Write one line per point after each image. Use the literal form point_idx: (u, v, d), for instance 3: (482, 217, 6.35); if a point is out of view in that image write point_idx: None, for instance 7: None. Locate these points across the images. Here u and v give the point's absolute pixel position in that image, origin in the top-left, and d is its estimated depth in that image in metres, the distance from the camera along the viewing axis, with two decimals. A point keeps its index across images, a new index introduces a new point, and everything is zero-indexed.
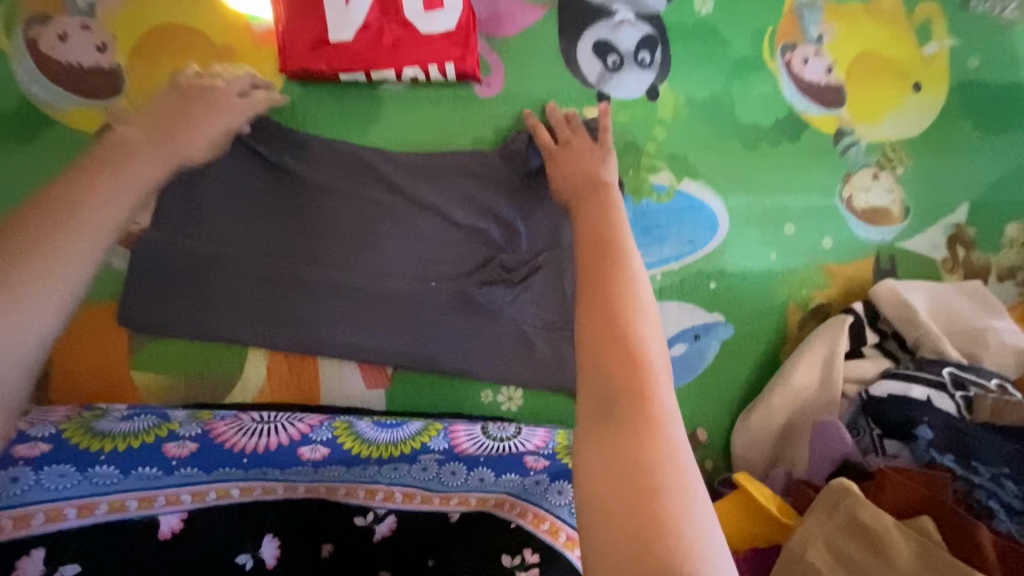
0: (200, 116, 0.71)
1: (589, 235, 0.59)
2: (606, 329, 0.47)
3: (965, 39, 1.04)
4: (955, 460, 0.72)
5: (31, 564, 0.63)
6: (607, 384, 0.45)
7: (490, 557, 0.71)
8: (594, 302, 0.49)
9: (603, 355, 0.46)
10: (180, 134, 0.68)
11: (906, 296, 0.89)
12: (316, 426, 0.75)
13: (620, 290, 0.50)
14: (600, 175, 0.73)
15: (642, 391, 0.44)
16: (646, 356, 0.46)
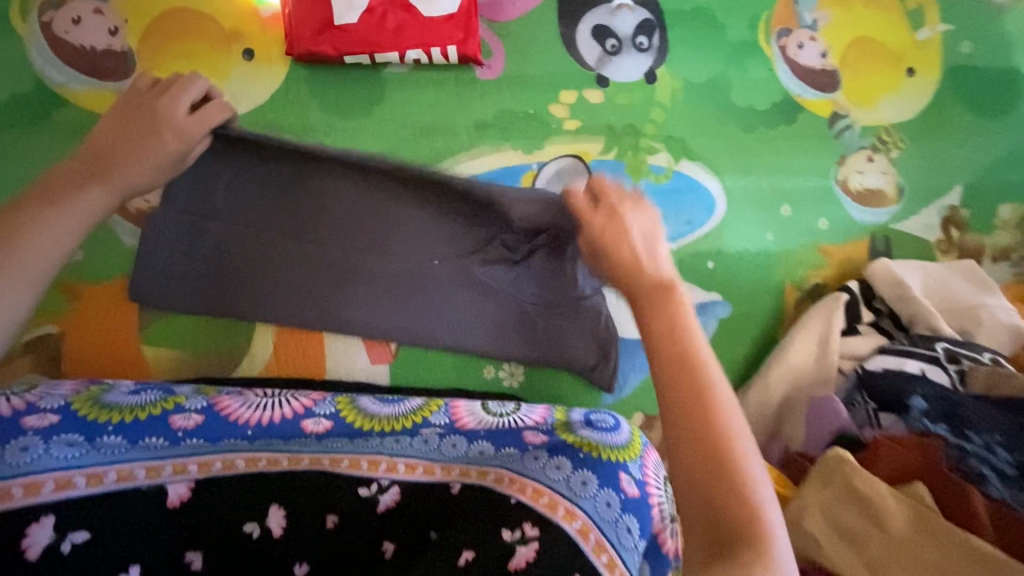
0: (133, 144, 0.64)
1: (650, 328, 0.53)
2: (709, 461, 0.45)
3: (957, 24, 1.06)
4: (948, 430, 0.71)
5: (41, 531, 0.62)
6: (717, 527, 0.43)
7: (489, 529, 0.68)
8: (692, 445, 0.46)
9: (708, 491, 0.44)
10: (118, 164, 0.64)
11: (901, 275, 0.91)
12: (319, 400, 0.78)
13: (719, 430, 0.46)
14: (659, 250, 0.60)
15: (753, 532, 0.43)
16: (753, 491, 0.44)
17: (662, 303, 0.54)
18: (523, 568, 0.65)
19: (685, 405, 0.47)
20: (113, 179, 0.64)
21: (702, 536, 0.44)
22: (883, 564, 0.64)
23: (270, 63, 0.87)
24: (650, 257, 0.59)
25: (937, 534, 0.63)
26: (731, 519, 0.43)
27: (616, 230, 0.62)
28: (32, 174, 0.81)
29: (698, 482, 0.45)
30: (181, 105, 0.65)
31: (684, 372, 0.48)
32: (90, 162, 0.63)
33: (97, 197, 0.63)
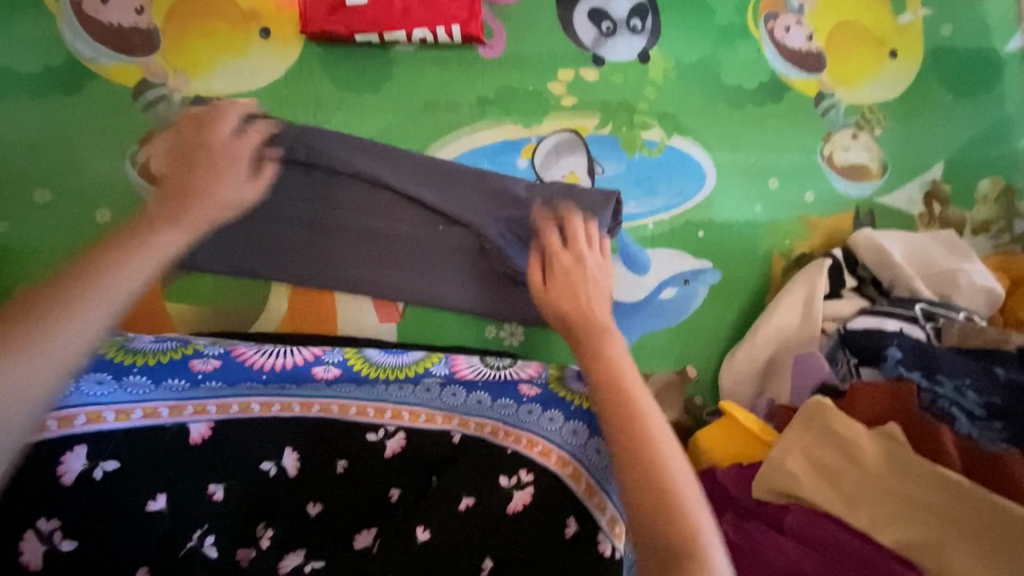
0: (201, 171, 0.69)
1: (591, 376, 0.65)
2: (643, 482, 0.53)
3: (937, 9, 1.11)
4: (922, 376, 0.78)
5: (74, 460, 0.68)
6: (659, 542, 0.50)
7: (489, 477, 0.74)
8: (626, 449, 0.56)
9: (646, 510, 0.52)
10: (187, 193, 0.66)
11: (882, 242, 0.95)
12: (328, 350, 0.82)
13: (648, 437, 0.57)
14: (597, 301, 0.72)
15: (691, 541, 0.49)
16: (683, 500, 0.52)
17: (600, 343, 0.67)
18: (520, 511, 0.72)
19: (618, 420, 0.58)
20: (194, 214, 0.64)
21: (644, 527, 0.51)
22: (857, 499, 0.69)
23: (285, 41, 0.93)
24: (592, 303, 0.72)
25: (908, 466, 0.68)
26: (664, 509, 0.51)
27: (579, 277, 0.75)
28: (63, 142, 0.87)
29: (635, 481, 0.54)
30: (225, 130, 0.73)
31: (616, 396, 0.61)
32: (166, 196, 0.65)
33: (172, 233, 0.61)
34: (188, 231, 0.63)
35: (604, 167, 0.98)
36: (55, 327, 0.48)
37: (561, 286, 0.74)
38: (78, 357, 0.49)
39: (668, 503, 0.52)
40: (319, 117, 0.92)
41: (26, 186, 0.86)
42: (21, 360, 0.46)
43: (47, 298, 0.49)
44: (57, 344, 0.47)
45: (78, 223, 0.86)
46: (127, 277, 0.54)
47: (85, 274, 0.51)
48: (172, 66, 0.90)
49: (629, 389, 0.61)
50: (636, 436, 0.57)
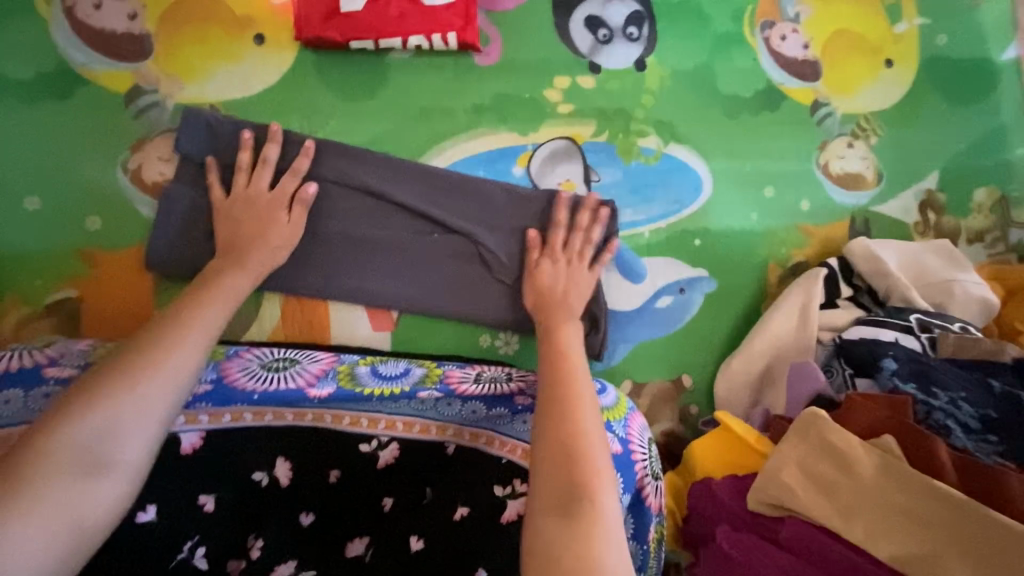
0: (253, 230, 0.80)
1: (544, 356, 0.74)
2: (557, 434, 0.62)
3: (933, 18, 1.11)
4: (916, 387, 0.78)
5: None
6: (557, 479, 0.58)
7: (481, 487, 0.74)
8: (548, 414, 0.64)
9: (554, 456, 0.60)
10: (249, 249, 0.79)
11: (877, 251, 0.95)
12: (321, 375, 0.80)
13: (571, 409, 0.64)
14: (567, 296, 0.83)
15: (586, 484, 0.57)
16: (589, 454, 0.60)
17: (555, 341, 0.76)
18: (514, 521, 0.71)
19: (549, 394, 0.67)
20: (251, 263, 0.78)
21: (545, 477, 0.59)
22: (854, 510, 0.68)
23: (280, 46, 0.92)
24: (564, 296, 0.83)
25: (905, 481, 0.67)
26: (568, 456, 0.60)
27: (563, 274, 0.85)
28: (53, 148, 0.86)
29: (549, 440, 0.61)
30: (264, 182, 0.82)
31: (554, 377, 0.69)
32: (228, 256, 0.79)
33: (239, 279, 0.77)
34: (255, 276, 0.78)
35: (601, 174, 0.98)
36: (158, 363, 0.65)
37: (545, 264, 0.85)
38: (179, 384, 0.66)
39: (573, 458, 0.59)
40: (314, 124, 0.92)
41: (16, 192, 0.85)
42: (136, 391, 0.62)
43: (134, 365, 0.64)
44: (165, 374, 0.65)
45: (69, 230, 0.85)
46: (214, 317, 0.72)
47: (170, 327, 0.68)
48: (166, 71, 0.89)
49: (568, 372, 0.70)
50: (561, 406, 0.65)
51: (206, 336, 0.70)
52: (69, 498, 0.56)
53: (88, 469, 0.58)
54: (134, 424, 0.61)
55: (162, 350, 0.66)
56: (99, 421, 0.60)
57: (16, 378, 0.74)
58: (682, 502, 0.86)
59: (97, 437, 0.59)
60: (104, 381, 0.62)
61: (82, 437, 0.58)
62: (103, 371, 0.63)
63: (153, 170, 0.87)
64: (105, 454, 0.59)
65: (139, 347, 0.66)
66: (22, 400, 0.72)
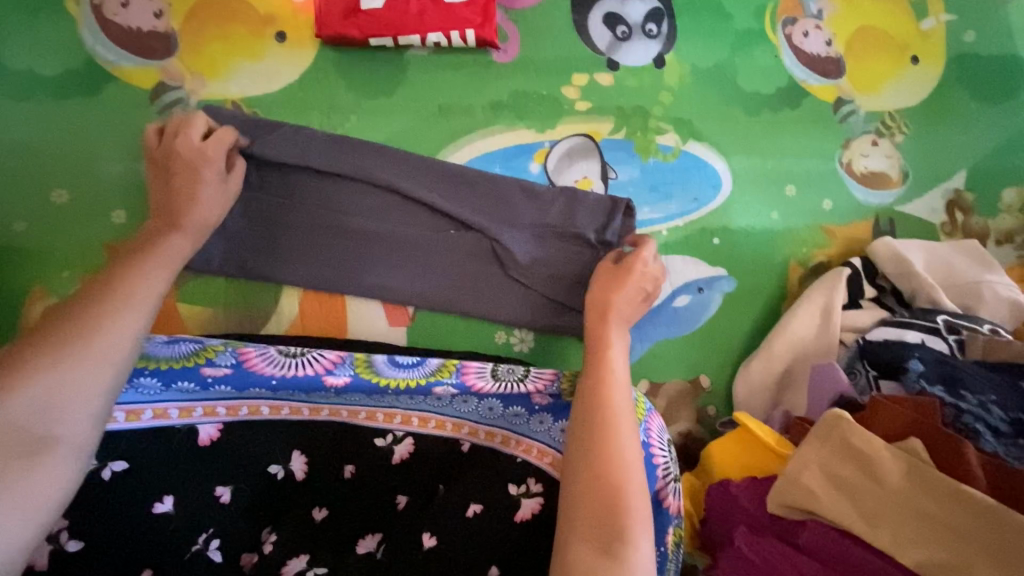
0: (187, 191, 0.74)
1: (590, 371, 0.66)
2: (601, 468, 0.56)
3: (961, 14, 1.09)
4: (945, 390, 0.76)
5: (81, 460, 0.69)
6: (601, 524, 0.52)
7: (495, 486, 0.72)
8: (586, 443, 0.58)
9: (597, 493, 0.54)
10: (185, 210, 0.73)
11: (902, 252, 0.93)
12: (338, 363, 0.76)
13: (610, 439, 0.58)
14: (616, 302, 0.74)
15: (629, 533, 0.52)
16: (632, 496, 0.54)
17: (598, 351, 0.69)
18: (528, 519, 0.70)
19: (594, 419, 0.60)
20: (188, 224, 0.73)
21: (580, 514, 0.53)
22: (879, 515, 0.66)
23: (300, 44, 0.93)
24: (619, 305, 0.74)
25: (932, 487, 0.65)
26: (610, 497, 0.54)
27: (627, 283, 0.76)
28: (79, 142, 0.88)
29: (588, 474, 0.55)
30: (194, 135, 0.76)
31: (594, 397, 0.62)
32: (163, 219, 0.73)
33: (180, 240, 0.72)
34: (194, 237, 0.73)
35: (618, 172, 0.97)
36: (99, 333, 0.56)
37: (616, 266, 0.79)
38: (124, 353, 0.57)
39: (616, 501, 0.54)
40: (332, 121, 0.92)
41: (43, 186, 0.87)
42: (71, 365, 0.54)
43: (64, 331, 0.55)
44: (104, 343, 0.56)
45: (95, 223, 0.87)
46: (155, 284, 0.63)
47: (109, 297, 0.59)
48: (190, 69, 0.90)
49: (608, 390, 0.63)
50: (601, 435, 0.58)
51: (147, 306, 0.61)
52: (8, 485, 0.48)
53: (30, 453, 0.50)
54: (75, 398, 0.53)
55: (100, 319, 0.57)
56: (35, 400, 0.51)
57: None
58: (699, 505, 0.84)
59: (37, 417, 0.51)
60: (30, 355, 0.53)
61: (15, 422, 0.50)
62: (26, 348, 0.53)
63: None
64: (42, 433, 0.51)
65: (69, 319, 0.56)
66: None
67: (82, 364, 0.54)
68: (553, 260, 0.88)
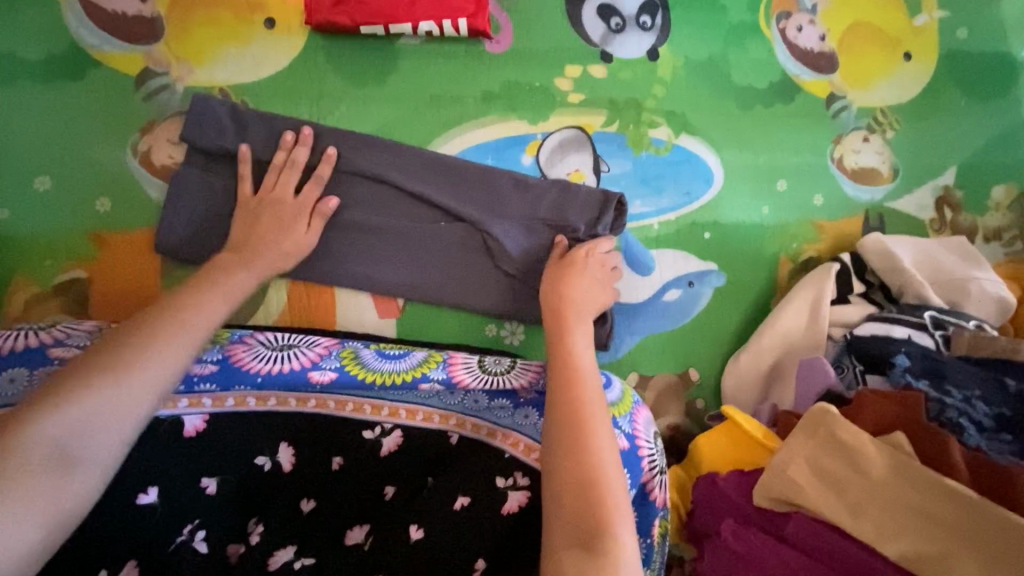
0: (271, 235, 0.80)
1: (556, 361, 0.66)
2: (576, 461, 0.55)
3: (954, 11, 1.09)
4: (929, 384, 0.77)
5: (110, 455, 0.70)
6: (579, 517, 0.52)
7: (484, 480, 0.72)
8: (559, 438, 0.58)
9: (574, 487, 0.54)
10: (261, 250, 0.79)
11: (890, 248, 0.94)
12: (326, 355, 0.81)
13: (586, 435, 0.58)
14: (576, 298, 0.76)
15: (609, 525, 0.52)
16: (607, 487, 0.54)
17: (561, 344, 0.68)
18: (515, 513, 0.70)
19: (563, 411, 0.60)
20: (256, 262, 0.78)
21: (561, 514, 0.53)
22: (863, 508, 0.67)
23: (290, 31, 0.92)
24: (577, 298, 0.76)
25: (915, 481, 0.66)
26: (586, 489, 0.54)
27: (573, 274, 0.79)
28: (63, 128, 0.87)
29: (564, 469, 0.55)
30: (290, 187, 0.83)
31: (565, 394, 0.61)
32: (237, 254, 0.77)
33: (242, 277, 0.75)
34: (258, 275, 0.77)
35: (610, 165, 0.97)
36: (147, 360, 0.60)
37: (569, 260, 0.81)
38: (164, 384, 0.60)
39: (592, 493, 0.53)
40: (322, 110, 0.91)
41: (25, 172, 0.85)
42: (118, 386, 0.57)
43: (119, 354, 0.59)
44: (149, 371, 0.59)
45: (79, 211, 0.86)
46: (211, 314, 0.68)
47: (163, 325, 0.63)
48: (176, 54, 0.89)
49: (578, 384, 0.62)
50: (576, 430, 0.58)
51: (195, 341, 0.65)
52: (36, 499, 0.51)
53: (60, 469, 0.53)
54: (114, 421, 0.56)
55: (149, 350, 0.60)
56: (75, 421, 0.54)
57: (20, 357, 0.71)
58: (686, 497, 0.84)
59: (76, 435, 0.54)
60: (84, 375, 0.57)
61: (53, 440, 0.53)
62: (83, 367, 0.58)
63: (162, 152, 0.87)
64: (75, 452, 0.54)
65: (123, 344, 0.60)
66: (27, 377, 0.70)
67: (126, 386, 0.58)
68: (541, 252, 0.88)
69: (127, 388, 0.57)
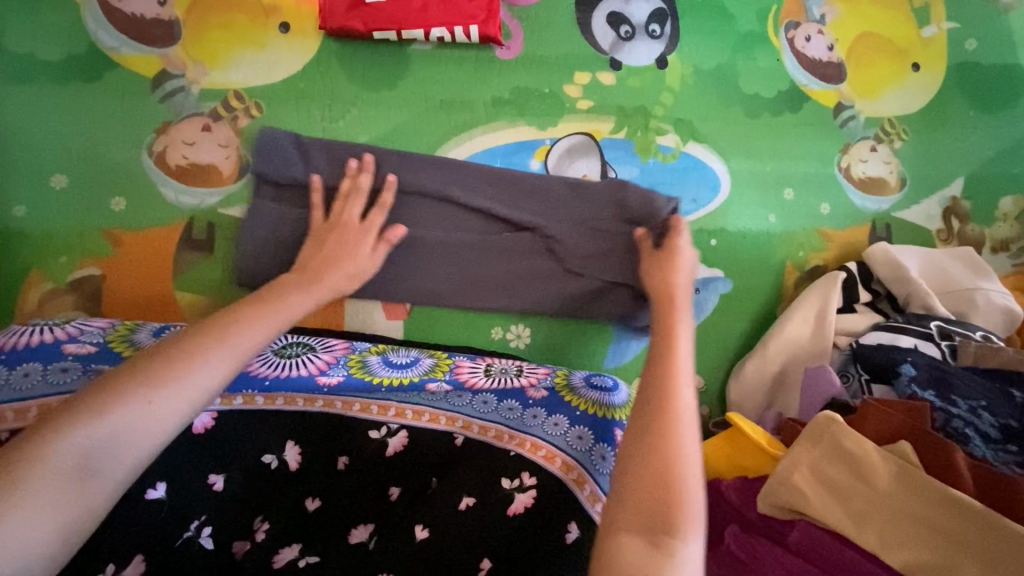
0: (335, 254, 0.79)
1: (656, 359, 0.63)
2: (660, 459, 0.54)
3: (963, 22, 1.09)
4: (936, 394, 0.77)
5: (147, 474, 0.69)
6: (650, 511, 0.52)
7: (489, 481, 0.73)
8: (650, 432, 0.56)
9: (652, 482, 0.53)
10: (325, 270, 0.77)
11: (897, 257, 0.94)
12: (333, 363, 0.82)
13: (676, 432, 0.56)
14: (675, 289, 0.74)
15: (677, 525, 0.51)
16: (685, 487, 0.53)
17: (667, 339, 0.65)
18: (520, 514, 0.71)
19: (659, 405, 0.58)
20: (320, 287, 0.74)
21: (635, 502, 0.53)
22: (867, 516, 0.67)
23: (304, 35, 0.93)
24: (678, 288, 0.74)
25: (918, 489, 0.66)
26: (665, 487, 0.53)
27: (669, 259, 0.78)
28: (80, 127, 0.88)
29: (650, 463, 0.54)
30: (356, 212, 0.82)
31: (660, 399, 0.59)
32: (303, 274, 0.75)
33: (302, 297, 0.71)
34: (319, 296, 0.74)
35: (618, 171, 0.98)
36: (196, 366, 0.56)
37: (666, 250, 0.79)
38: (200, 395, 0.55)
39: (667, 492, 0.53)
40: (334, 113, 0.92)
41: (42, 169, 0.87)
42: (164, 392, 0.53)
43: (176, 354, 0.56)
44: (195, 380, 0.55)
45: (95, 209, 0.87)
46: (268, 328, 0.64)
47: (222, 330, 0.59)
48: (192, 57, 0.90)
49: (672, 389, 0.59)
50: (661, 438, 0.56)
51: (247, 350, 0.60)
52: (50, 502, 0.47)
53: (81, 479, 0.49)
54: (148, 430, 0.52)
55: (195, 355, 0.56)
56: (105, 427, 0.50)
57: (36, 352, 0.72)
58: None
59: (106, 439, 0.50)
60: (140, 371, 0.54)
61: (79, 446, 0.49)
62: (149, 357, 0.56)
63: (177, 153, 0.89)
64: (108, 454, 0.50)
65: (183, 343, 0.57)
66: (41, 373, 0.70)
67: (171, 393, 0.53)
68: (580, 247, 0.89)
69: (171, 395, 0.53)
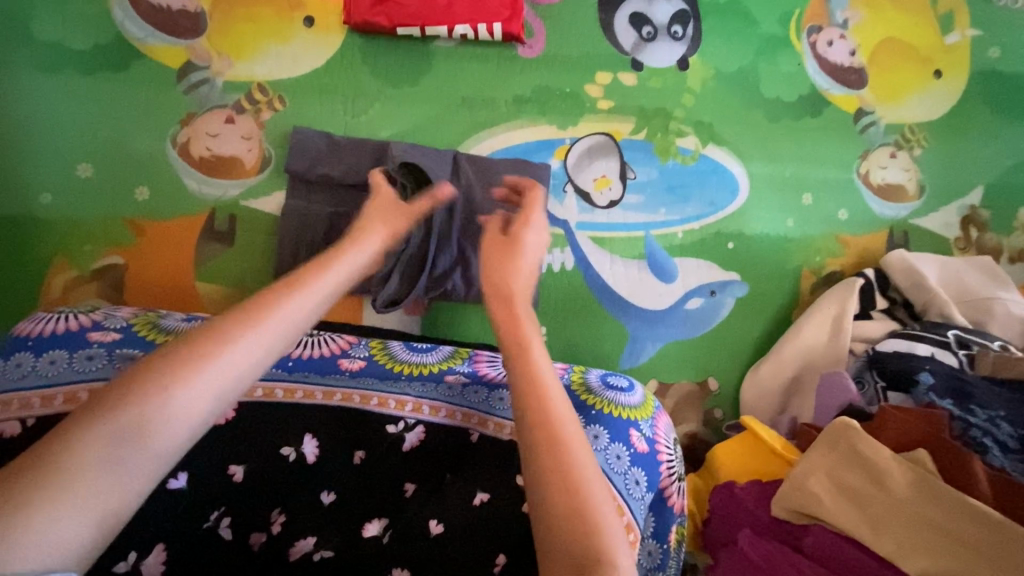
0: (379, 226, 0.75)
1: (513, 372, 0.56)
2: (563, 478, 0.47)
3: (988, 30, 1.08)
4: (953, 403, 0.77)
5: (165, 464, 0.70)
6: (569, 550, 0.44)
7: (505, 479, 0.73)
8: (534, 461, 0.49)
9: (558, 510, 0.46)
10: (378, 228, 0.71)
11: (915, 264, 0.94)
12: (354, 344, 0.82)
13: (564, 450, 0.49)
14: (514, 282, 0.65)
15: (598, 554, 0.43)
16: (596, 507, 0.46)
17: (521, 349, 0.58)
18: None
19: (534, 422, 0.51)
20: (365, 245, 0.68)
21: (552, 539, 0.45)
22: (884, 523, 0.67)
23: (328, 29, 0.93)
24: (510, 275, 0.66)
25: (936, 498, 0.66)
26: (579, 510, 0.45)
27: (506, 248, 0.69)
28: (106, 117, 0.89)
29: (552, 489, 0.47)
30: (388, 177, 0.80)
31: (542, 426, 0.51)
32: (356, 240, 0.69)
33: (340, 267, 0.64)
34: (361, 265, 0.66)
35: (637, 172, 0.98)
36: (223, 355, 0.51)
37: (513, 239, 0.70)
38: (229, 388, 0.51)
39: (580, 517, 0.45)
40: (356, 108, 0.93)
41: (69, 157, 0.88)
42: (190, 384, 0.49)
43: (201, 342, 0.52)
44: (223, 370, 0.51)
45: (118, 199, 0.88)
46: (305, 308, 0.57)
47: (248, 314, 0.54)
48: (217, 49, 0.91)
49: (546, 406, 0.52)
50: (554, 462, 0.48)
51: (276, 337, 0.54)
52: (91, 491, 0.45)
53: (114, 469, 0.46)
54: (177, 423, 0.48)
55: (216, 352, 0.51)
56: (135, 424, 0.47)
57: (60, 339, 0.72)
58: (702, 505, 0.85)
59: (138, 430, 0.47)
60: (169, 359, 0.50)
61: (98, 451, 0.46)
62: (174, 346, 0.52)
63: (201, 144, 0.90)
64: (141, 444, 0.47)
65: (214, 330, 0.52)
66: (66, 361, 0.70)
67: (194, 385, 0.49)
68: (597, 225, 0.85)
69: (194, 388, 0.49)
